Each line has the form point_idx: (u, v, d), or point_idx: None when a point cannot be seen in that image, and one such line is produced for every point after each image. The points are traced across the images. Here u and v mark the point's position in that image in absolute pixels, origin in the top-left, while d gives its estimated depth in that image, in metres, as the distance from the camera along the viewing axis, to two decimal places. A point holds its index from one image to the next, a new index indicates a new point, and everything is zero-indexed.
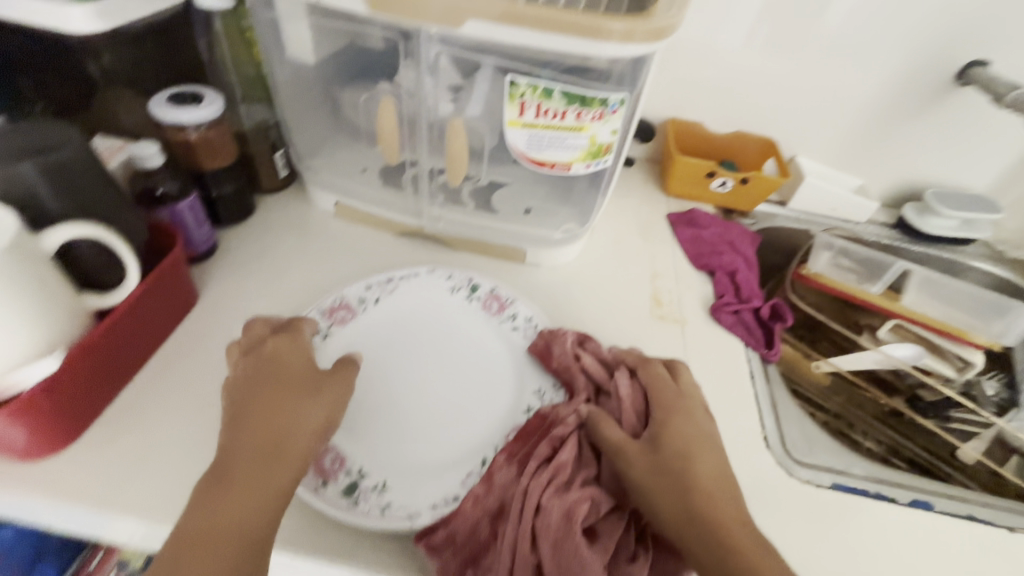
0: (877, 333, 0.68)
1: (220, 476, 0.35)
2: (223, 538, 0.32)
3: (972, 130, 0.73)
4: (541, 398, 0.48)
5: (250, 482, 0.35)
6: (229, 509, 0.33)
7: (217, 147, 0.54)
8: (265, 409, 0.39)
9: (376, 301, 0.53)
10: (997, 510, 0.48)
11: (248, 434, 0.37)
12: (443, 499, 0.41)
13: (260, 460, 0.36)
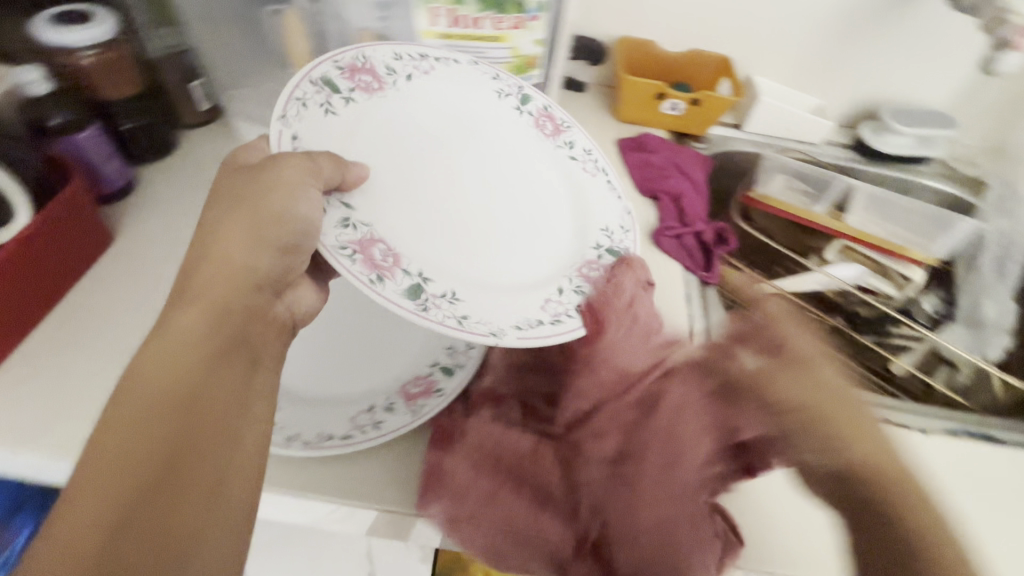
0: (824, 255, 0.68)
1: (160, 342, 0.30)
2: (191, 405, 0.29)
3: (930, 41, 0.70)
4: (609, 236, 0.45)
5: (199, 354, 0.31)
6: (178, 381, 0.29)
7: (118, 75, 0.50)
8: (217, 261, 0.34)
9: (407, 77, 0.45)
10: (916, 417, 0.50)
11: (201, 296, 0.32)
12: (527, 322, 0.37)
13: (203, 327, 0.31)
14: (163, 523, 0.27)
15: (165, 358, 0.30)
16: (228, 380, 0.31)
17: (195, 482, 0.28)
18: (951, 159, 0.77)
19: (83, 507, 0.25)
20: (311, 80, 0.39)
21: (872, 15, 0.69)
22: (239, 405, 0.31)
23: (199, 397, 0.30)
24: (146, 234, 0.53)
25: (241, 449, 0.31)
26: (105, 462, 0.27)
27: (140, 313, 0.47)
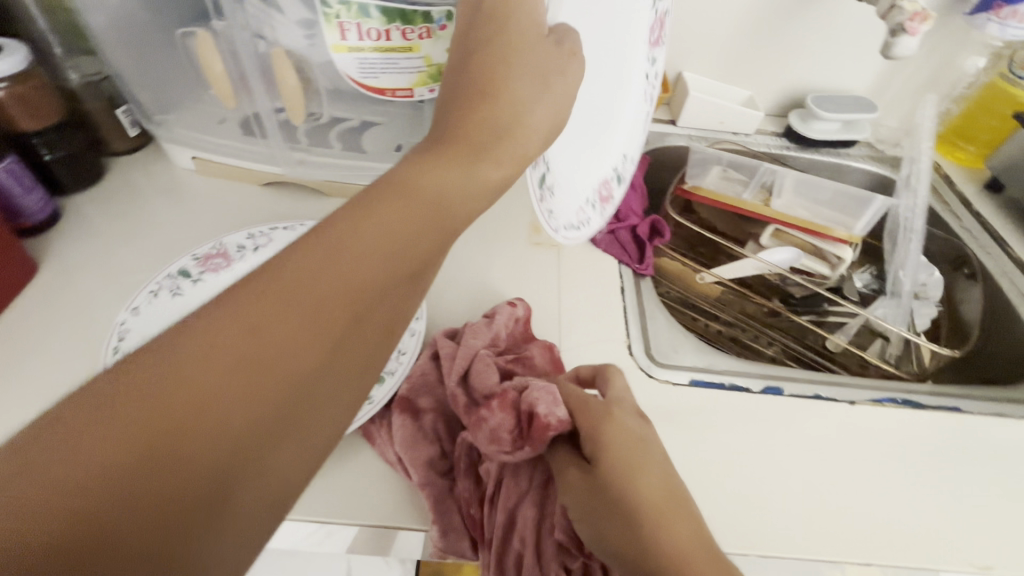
0: (760, 241, 0.70)
1: (356, 233, 0.26)
2: (265, 371, 0.23)
3: (844, 30, 0.73)
4: (624, 163, 0.51)
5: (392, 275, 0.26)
6: (327, 307, 0.24)
7: (37, 105, 0.50)
8: (438, 166, 0.30)
9: (255, 249, 0.51)
10: (843, 388, 0.51)
11: (409, 200, 0.28)
12: (572, 224, 0.47)
13: (418, 258, 0.27)
14: (221, 486, 0.21)
15: (361, 272, 0.25)
16: (382, 323, 0.26)
17: (259, 442, 0.22)
18: (877, 141, 0.80)
19: (121, 440, 0.20)
20: (167, 275, 0.48)
21: (786, 8, 0.72)
22: (365, 351, 0.26)
23: (337, 328, 0.24)
24: (73, 263, 0.52)
25: (333, 401, 0.25)
26: (154, 388, 0.21)
27: (62, 342, 0.46)
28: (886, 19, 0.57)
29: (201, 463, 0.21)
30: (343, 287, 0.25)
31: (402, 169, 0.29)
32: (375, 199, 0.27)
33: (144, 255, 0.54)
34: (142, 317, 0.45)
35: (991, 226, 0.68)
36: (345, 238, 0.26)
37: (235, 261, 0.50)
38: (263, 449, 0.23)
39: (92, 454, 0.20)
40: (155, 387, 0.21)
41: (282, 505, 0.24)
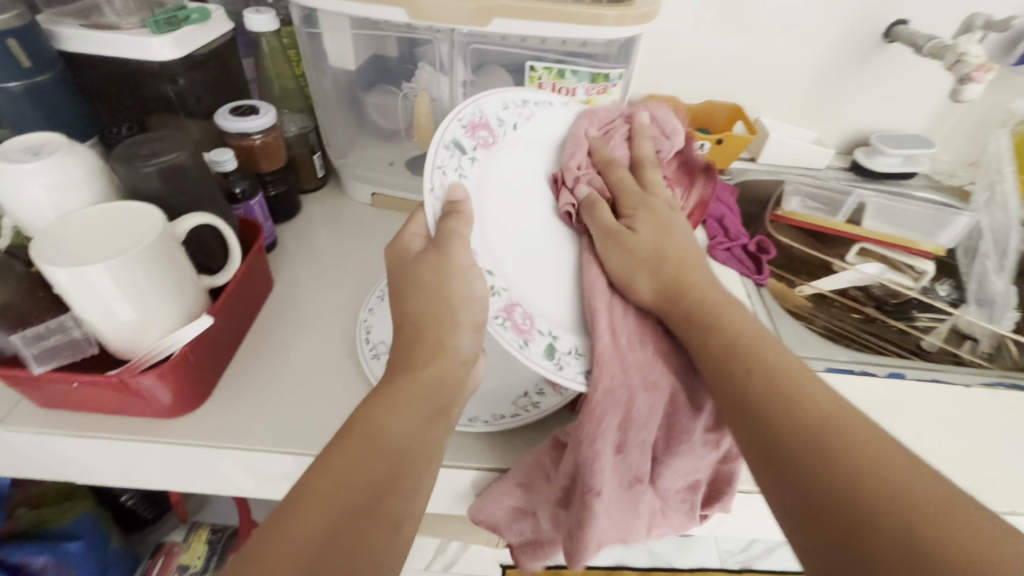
0: (846, 258, 0.80)
1: (406, 381, 0.37)
2: (374, 466, 0.33)
3: (899, 80, 0.86)
4: None
5: (436, 393, 0.38)
6: (407, 411, 0.36)
7: (273, 151, 0.62)
8: (442, 331, 0.40)
9: None
10: (955, 374, 0.59)
11: (440, 346, 0.40)
12: None
13: (448, 386, 0.39)
14: (373, 528, 0.31)
15: (421, 394, 0.37)
16: (436, 416, 0.38)
17: (390, 504, 0.33)
18: (935, 173, 0.92)
19: (312, 501, 0.30)
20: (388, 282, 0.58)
21: (853, 64, 0.85)
22: (430, 440, 0.37)
23: (413, 425, 0.36)
24: (295, 279, 0.63)
25: (424, 474, 0.36)
26: (329, 465, 0.32)
27: (303, 339, 0.56)
28: (951, 70, 0.68)
29: (359, 512, 0.31)
30: (418, 403, 0.37)
31: (435, 323, 0.41)
32: (424, 349, 0.40)
33: (346, 269, 0.65)
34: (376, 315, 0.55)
35: None
36: (413, 374, 0.38)
37: None
38: (364, 526, 0.31)
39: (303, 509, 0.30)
40: (320, 468, 0.32)
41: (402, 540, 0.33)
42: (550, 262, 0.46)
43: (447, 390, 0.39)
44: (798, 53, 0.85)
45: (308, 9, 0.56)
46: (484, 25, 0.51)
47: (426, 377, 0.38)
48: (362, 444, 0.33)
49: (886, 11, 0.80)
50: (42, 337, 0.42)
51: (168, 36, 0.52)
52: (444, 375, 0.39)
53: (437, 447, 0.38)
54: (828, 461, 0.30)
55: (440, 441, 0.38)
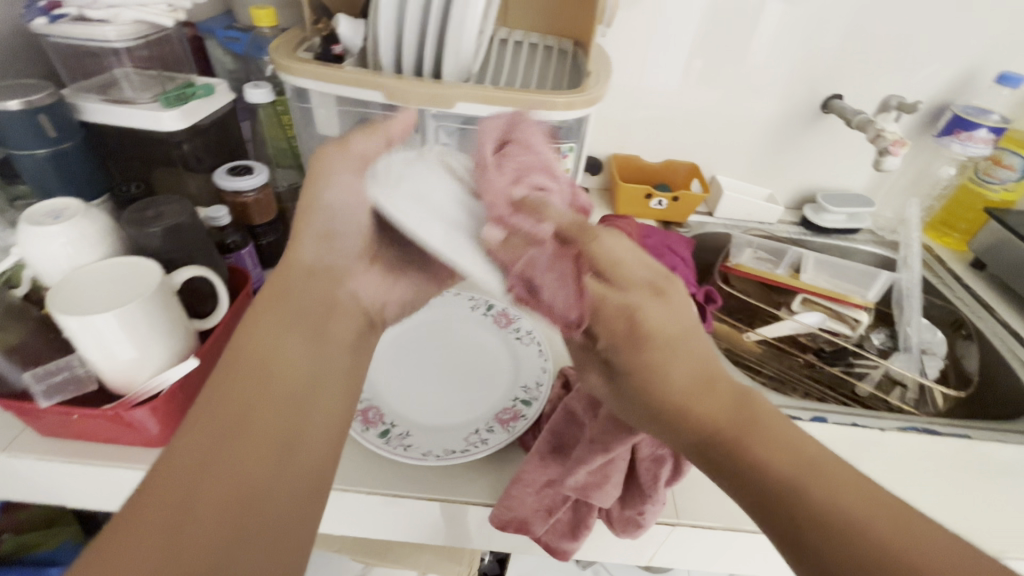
0: (791, 307, 0.86)
1: (253, 333, 0.39)
2: (225, 435, 0.34)
3: (838, 146, 0.96)
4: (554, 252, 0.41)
5: (294, 351, 0.39)
6: (260, 379, 0.37)
7: (265, 206, 0.70)
8: (291, 288, 0.42)
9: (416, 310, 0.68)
10: (872, 418, 0.65)
11: (291, 305, 0.41)
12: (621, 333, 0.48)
13: (311, 336, 0.41)
14: (227, 489, 0.32)
15: (275, 358, 0.38)
16: (299, 369, 0.39)
17: (259, 468, 0.34)
18: (878, 229, 1.00)
19: (168, 494, 0.31)
20: None
21: (796, 131, 0.95)
22: (298, 392, 0.38)
23: (273, 387, 0.37)
24: None
25: (297, 425, 0.37)
26: (176, 459, 0.32)
27: None
28: (873, 143, 0.77)
29: (206, 481, 0.32)
30: (274, 366, 0.38)
31: (275, 287, 0.42)
32: (272, 312, 0.40)
33: None
34: None
35: (980, 297, 0.86)
36: (262, 341, 0.39)
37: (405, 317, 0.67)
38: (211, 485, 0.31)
39: (159, 507, 0.30)
40: (170, 464, 0.32)
41: (295, 498, 0.34)
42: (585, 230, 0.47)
43: (311, 340, 0.41)
44: (746, 122, 0.95)
45: (300, 88, 0.64)
46: (449, 107, 0.60)
47: (273, 338, 0.39)
48: (208, 430, 0.34)
49: (821, 88, 0.90)
50: (51, 374, 0.48)
51: (176, 110, 0.60)
52: (306, 327, 0.41)
53: (313, 397, 0.39)
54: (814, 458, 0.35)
55: (319, 387, 0.39)
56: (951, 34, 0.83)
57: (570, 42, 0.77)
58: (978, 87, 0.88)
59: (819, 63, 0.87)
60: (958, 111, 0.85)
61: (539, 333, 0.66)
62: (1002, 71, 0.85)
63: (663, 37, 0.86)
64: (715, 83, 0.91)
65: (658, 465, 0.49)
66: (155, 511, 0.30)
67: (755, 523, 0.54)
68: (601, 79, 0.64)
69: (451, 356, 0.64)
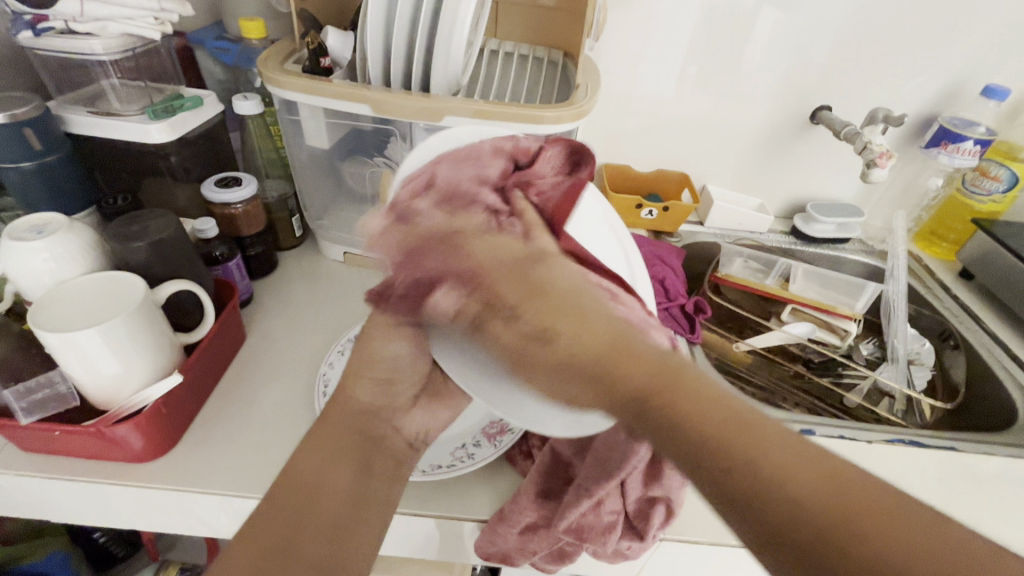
0: (781, 317, 0.86)
1: (318, 441, 0.43)
2: (287, 535, 0.37)
3: (827, 156, 0.96)
4: None
5: (340, 480, 0.42)
6: (306, 507, 0.39)
7: (254, 217, 0.70)
8: (343, 421, 0.45)
9: None
10: (860, 430, 0.65)
11: (342, 437, 0.44)
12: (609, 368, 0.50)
13: (359, 467, 0.43)
14: None
15: (319, 487, 0.40)
16: (341, 495, 0.41)
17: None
18: (867, 239, 1.00)
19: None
20: (348, 339, 0.65)
21: (786, 141, 0.96)
22: (338, 521, 0.40)
23: (316, 515, 0.39)
24: (267, 331, 0.69)
25: (334, 553, 0.38)
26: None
27: (268, 389, 0.62)
28: (860, 155, 0.78)
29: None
30: (320, 495, 0.40)
31: (331, 421, 0.45)
32: (326, 444, 0.43)
33: (315, 325, 0.71)
34: (335, 369, 0.61)
35: (968, 307, 0.86)
36: (312, 471, 0.41)
37: None
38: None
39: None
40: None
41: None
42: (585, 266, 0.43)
43: (357, 473, 0.43)
44: (735, 132, 0.95)
45: (289, 100, 0.64)
46: (438, 120, 0.60)
47: (323, 469, 0.42)
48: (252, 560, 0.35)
49: (809, 100, 0.90)
50: (31, 392, 0.47)
51: (164, 122, 0.60)
52: (354, 458, 0.43)
53: (352, 521, 0.41)
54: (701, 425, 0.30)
55: (361, 516, 0.41)
56: (937, 47, 0.84)
57: (560, 53, 0.77)
58: (964, 99, 0.89)
59: (806, 75, 0.88)
60: (945, 123, 0.86)
61: None
62: (988, 83, 0.86)
63: (652, 48, 0.87)
64: (704, 94, 0.91)
65: (650, 509, 0.51)
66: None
67: (743, 537, 0.54)
68: (590, 93, 0.64)
69: None
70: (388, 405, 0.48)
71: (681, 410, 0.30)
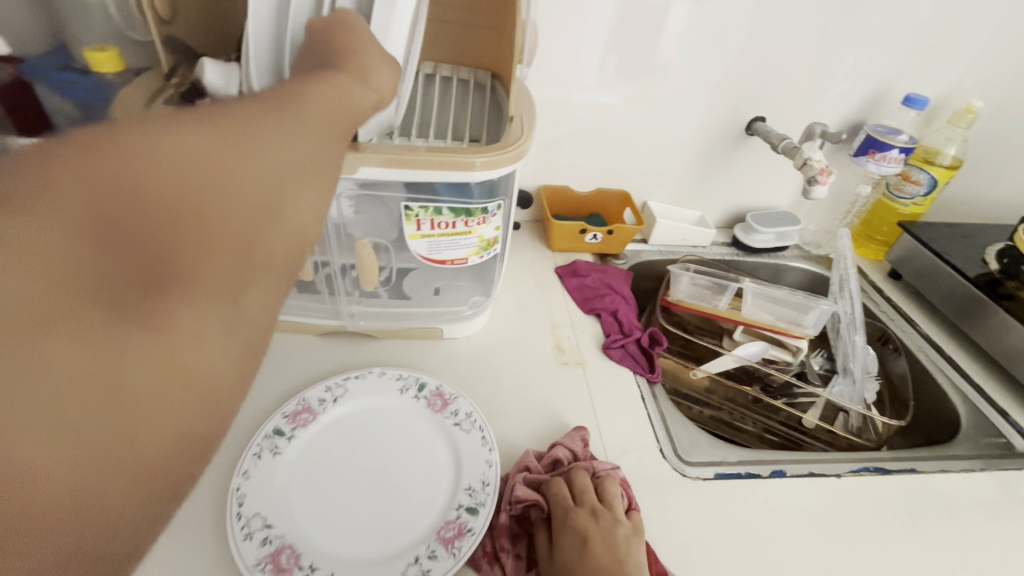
0: (734, 337, 0.85)
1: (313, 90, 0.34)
2: (287, 149, 0.29)
3: (763, 166, 0.96)
4: (473, 495, 0.51)
5: (271, 191, 0.27)
6: (210, 209, 0.24)
7: None
8: (301, 121, 0.31)
9: (335, 400, 0.59)
10: (825, 463, 0.64)
11: (293, 131, 0.30)
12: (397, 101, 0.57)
13: (318, 183, 0.31)
14: (291, 200, 0.28)
15: (233, 169, 0.26)
16: (260, 201, 0.27)
17: (158, 346, 0.22)
18: (804, 244, 1.02)
19: (69, 318, 0.20)
20: (264, 436, 0.54)
21: (722, 153, 0.94)
22: (245, 237, 0.26)
23: (220, 221, 0.25)
24: None
25: (250, 277, 0.26)
26: (92, 265, 0.22)
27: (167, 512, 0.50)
28: (801, 172, 0.77)
29: (280, 182, 0.28)
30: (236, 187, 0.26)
31: (278, 113, 0.30)
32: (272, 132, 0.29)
33: None
34: (253, 481, 0.50)
35: (901, 309, 0.89)
36: (236, 137, 0.27)
37: (321, 414, 0.57)
38: (289, 204, 0.28)
39: (41, 347, 0.20)
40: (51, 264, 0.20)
41: (202, 440, 0.24)
42: (545, 473, 0.54)
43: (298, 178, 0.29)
44: (673, 146, 0.92)
45: None
46: (351, 173, 0.51)
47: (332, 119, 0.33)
48: (118, 231, 0.22)
49: (743, 112, 0.89)
50: None
51: None
52: (297, 170, 0.29)
53: (311, 211, 0.30)
54: None
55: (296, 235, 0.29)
56: (860, 56, 0.84)
57: (487, 74, 0.69)
58: (884, 107, 0.90)
59: (738, 88, 0.86)
60: (871, 132, 0.87)
61: (480, 415, 0.58)
62: (906, 92, 0.88)
63: (585, 64, 0.81)
64: (641, 108, 0.87)
65: None
66: (73, 327, 0.20)
67: None
68: (525, 130, 0.56)
69: (380, 457, 0.55)
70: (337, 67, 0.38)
71: None
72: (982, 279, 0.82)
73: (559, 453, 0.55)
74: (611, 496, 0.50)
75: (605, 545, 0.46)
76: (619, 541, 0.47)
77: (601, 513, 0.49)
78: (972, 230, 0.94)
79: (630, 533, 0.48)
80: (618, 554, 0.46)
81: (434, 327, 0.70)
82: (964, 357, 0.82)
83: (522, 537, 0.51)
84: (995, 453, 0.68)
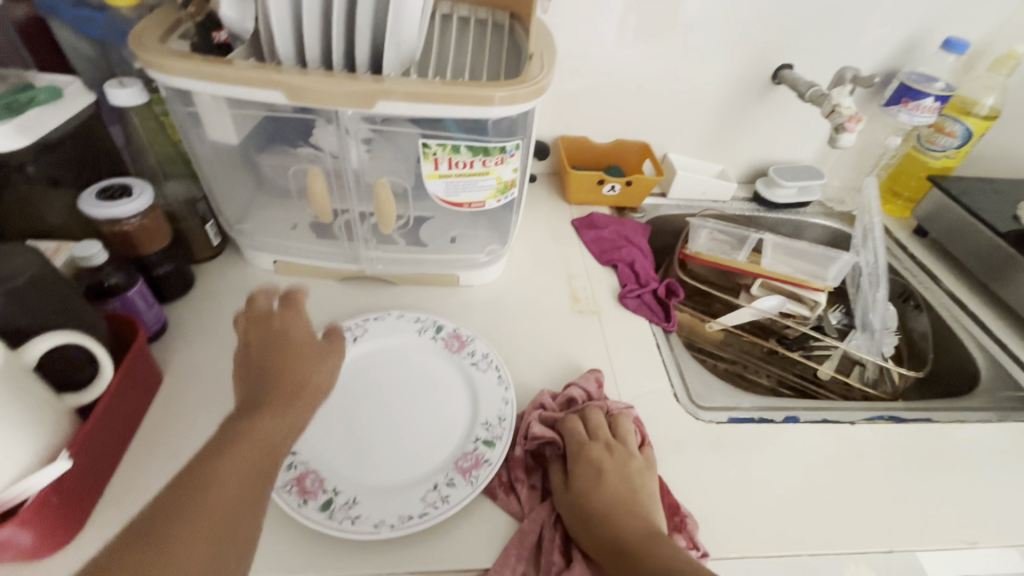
0: (751, 292, 0.84)
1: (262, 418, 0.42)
2: (221, 477, 0.37)
3: (789, 118, 0.92)
4: (489, 429, 0.52)
5: (226, 509, 0.36)
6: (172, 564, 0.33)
7: (154, 232, 0.57)
8: (246, 470, 0.39)
9: (354, 340, 0.60)
10: (840, 411, 0.65)
11: (243, 487, 0.38)
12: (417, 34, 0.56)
13: (258, 485, 0.39)
14: (239, 521, 0.36)
15: (182, 539, 0.34)
16: (220, 526, 0.35)
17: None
18: (827, 200, 0.99)
19: None
20: None
21: (747, 103, 0.90)
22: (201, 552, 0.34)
23: (178, 541, 0.34)
24: (193, 361, 0.59)
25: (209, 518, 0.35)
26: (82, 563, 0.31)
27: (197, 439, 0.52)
28: (828, 119, 0.75)
29: (231, 506, 0.36)
30: (184, 525, 0.34)
31: (216, 467, 0.38)
32: (215, 461, 0.38)
33: None
34: None
35: (925, 266, 0.87)
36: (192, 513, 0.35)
37: None
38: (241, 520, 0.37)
39: None
40: None
41: None
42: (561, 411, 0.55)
43: (242, 487, 0.38)
44: (696, 96, 0.89)
45: (180, 89, 0.52)
46: (369, 107, 0.50)
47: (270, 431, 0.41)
48: None
49: (771, 58, 0.85)
50: None
51: (7, 124, 0.48)
52: (247, 499, 0.38)
53: (257, 500, 0.38)
54: (621, 536, 0.44)
55: (252, 501, 0.37)
56: None
57: (505, 15, 0.66)
58: (921, 54, 0.86)
59: (768, 32, 0.82)
60: (906, 79, 0.83)
61: (496, 356, 0.59)
62: (946, 36, 0.84)
63: (607, 5, 0.78)
64: (664, 54, 0.84)
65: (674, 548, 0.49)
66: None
67: (744, 541, 0.51)
68: (546, 66, 0.55)
69: (400, 392, 0.57)
70: (289, 378, 0.46)
71: (644, 541, 0.43)
72: (1013, 233, 0.80)
73: (574, 393, 0.57)
74: (624, 432, 0.52)
75: (617, 476, 0.48)
76: (633, 473, 0.48)
77: (615, 448, 0.50)
78: (1006, 185, 0.91)
79: (644, 467, 0.49)
80: (631, 484, 0.48)
81: (451, 274, 0.70)
82: (988, 314, 0.81)
83: (536, 469, 0.52)
84: (1014, 404, 0.67)
